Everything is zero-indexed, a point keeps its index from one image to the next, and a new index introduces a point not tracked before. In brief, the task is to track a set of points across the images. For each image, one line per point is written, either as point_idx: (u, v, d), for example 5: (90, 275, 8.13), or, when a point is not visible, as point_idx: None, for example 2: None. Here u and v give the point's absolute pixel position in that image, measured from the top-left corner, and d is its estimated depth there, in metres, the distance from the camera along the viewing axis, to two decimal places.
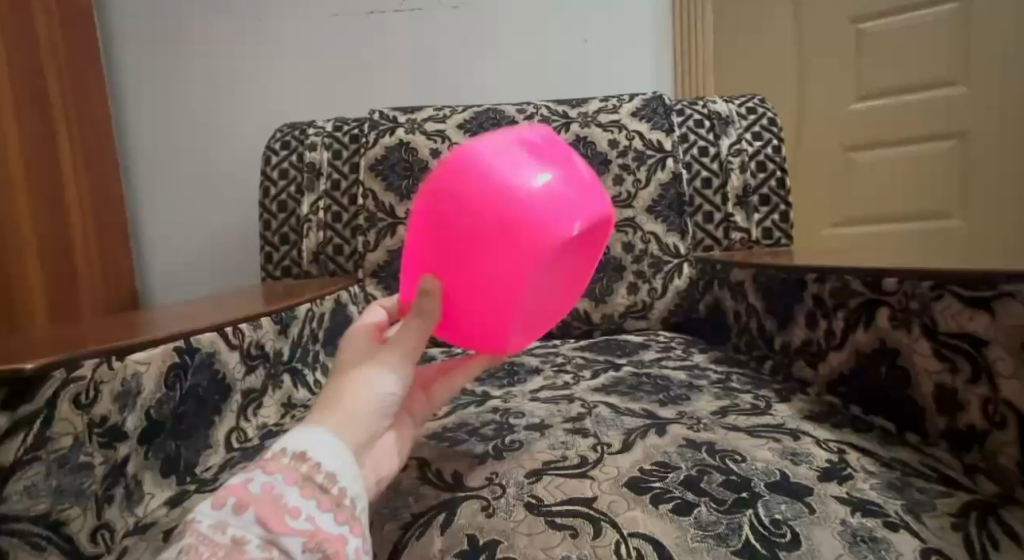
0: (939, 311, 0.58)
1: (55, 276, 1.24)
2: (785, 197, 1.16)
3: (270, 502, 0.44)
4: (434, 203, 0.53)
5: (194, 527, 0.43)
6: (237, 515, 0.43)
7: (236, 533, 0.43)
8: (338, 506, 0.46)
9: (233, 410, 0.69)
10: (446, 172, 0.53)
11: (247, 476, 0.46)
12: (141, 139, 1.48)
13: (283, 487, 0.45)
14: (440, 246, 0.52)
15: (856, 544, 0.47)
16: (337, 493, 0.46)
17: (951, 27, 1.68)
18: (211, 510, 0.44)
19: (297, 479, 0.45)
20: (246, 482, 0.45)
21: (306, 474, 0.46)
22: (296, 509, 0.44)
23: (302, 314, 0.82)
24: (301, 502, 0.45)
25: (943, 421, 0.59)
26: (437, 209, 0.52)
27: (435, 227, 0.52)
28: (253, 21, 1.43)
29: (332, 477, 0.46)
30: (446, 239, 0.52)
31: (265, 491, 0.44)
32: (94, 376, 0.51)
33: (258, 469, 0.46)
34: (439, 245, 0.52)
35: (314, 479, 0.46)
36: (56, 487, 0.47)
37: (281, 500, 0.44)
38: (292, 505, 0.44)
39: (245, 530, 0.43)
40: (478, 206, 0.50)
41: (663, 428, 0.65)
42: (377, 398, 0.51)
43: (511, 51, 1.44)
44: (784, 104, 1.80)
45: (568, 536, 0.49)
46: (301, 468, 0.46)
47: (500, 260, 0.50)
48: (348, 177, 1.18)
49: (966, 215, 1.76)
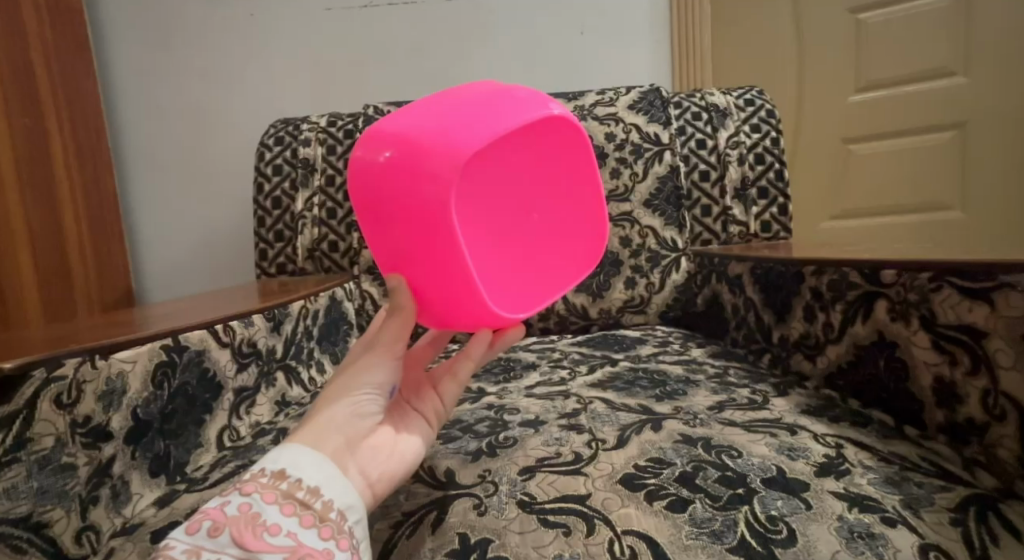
0: (938, 303, 0.58)
1: (49, 275, 1.23)
2: (783, 190, 1.15)
3: (247, 521, 0.43)
4: (409, 191, 0.50)
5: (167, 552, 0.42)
6: (212, 539, 0.42)
7: (210, 557, 0.42)
8: (322, 520, 0.45)
9: (225, 408, 0.68)
10: (383, 148, 0.52)
11: (224, 497, 0.45)
12: (135, 137, 1.47)
13: (261, 506, 0.44)
14: (428, 230, 0.50)
15: (851, 540, 0.46)
16: (321, 507, 0.45)
17: (952, 18, 1.66)
18: (185, 535, 0.43)
19: (277, 497, 0.45)
20: (222, 504, 0.44)
21: (287, 491, 0.45)
22: (276, 527, 0.43)
23: (295, 311, 0.81)
24: (282, 519, 0.44)
25: (942, 414, 0.59)
26: (415, 195, 0.50)
27: (373, 201, 0.53)
28: (246, 17, 1.42)
29: (315, 492, 0.46)
30: (380, 206, 0.52)
31: (242, 511, 0.44)
32: (77, 375, 0.50)
33: (236, 491, 0.45)
34: (382, 214, 0.52)
35: (295, 495, 0.45)
36: (38, 489, 0.47)
37: (259, 518, 0.44)
38: (271, 522, 0.43)
39: (221, 552, 0.42)
40: (397, 157, 0.51)
41: (658, 424, 0.64)
42: (357, 403, 0.50)
43: (506, 44, 1.43)
44: (782, 97, 1.79)
45: (561, 534, 0.48)
46: (281, 486, 0.45)
47: (432, 193, 0.50)
48: (342, 173, 1.17)
49: (965, 206, 1.75)
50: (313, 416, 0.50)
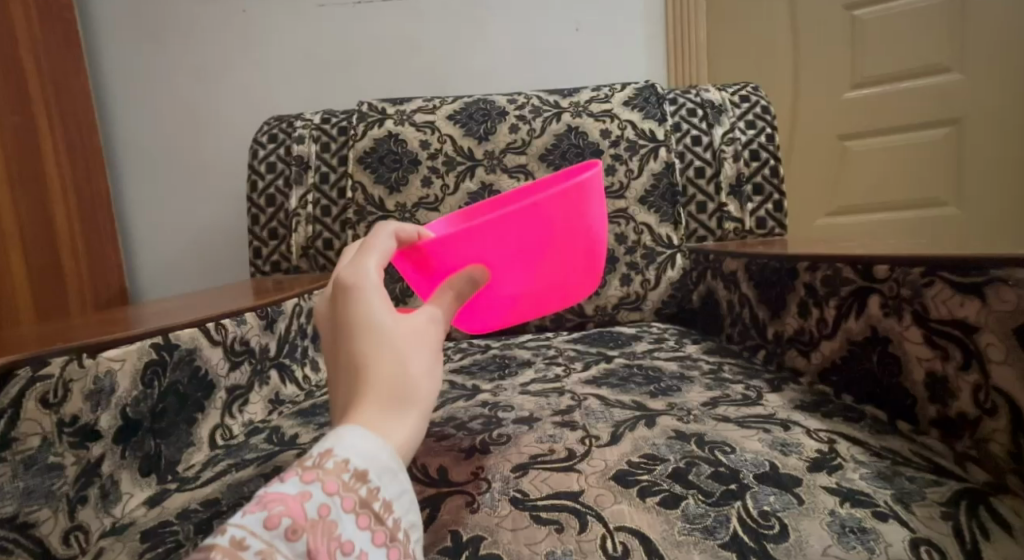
0: (930, 297, 0.57)
1: (41, 275, 1.22)
2: (779, 186, 1.14)
3: (325, 530, 0.37)
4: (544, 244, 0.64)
5: (233, 546, 0.35)
6: (290, 543, 0.36)
7: None
8: (392, 539, 0.40)
9: (217, 406, 0.67)
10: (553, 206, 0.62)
11: (306, 486, 0.38)
12: (128, 137, 1.46)
13: (339, 513, 0.38)
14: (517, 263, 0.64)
15: (843, 534, 0.46)
16: (392, 525, 0.40)
17: (946, 14, 1.66)
18: (263, 529, 0.36)
19: (354, 505, 0.39)
20: (303, 498, 0.38)
21: (363, 500, 0.39)
22: (349, 544, 0.38)
23: (289, 308, 0.80)
24: (356, 535, 0.38)
25: (935, 409, 0.59)
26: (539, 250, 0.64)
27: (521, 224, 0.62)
28: (238, 13, 1.41)
29: (388, 506, 0.40)
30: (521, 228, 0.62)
31: (321, 516, 0.37)
32: (64, 374, 0.50)
33: (316, 482, 0.38)
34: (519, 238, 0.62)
35: (371, 505, 0.39)
36: (24, 489, 0.47)
37: (336, 529, 0.38)
38: (345, 539, 0.38)
39: None
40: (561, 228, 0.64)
41: (652, 420, 0.64)
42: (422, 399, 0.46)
43: (501, 40, 1.43)
44: (776, 93, 1.79)
45: (553, 531, 0.48)
46: (360, 492, 0.39)
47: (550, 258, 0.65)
48: (336, 170, 1.17)
49: (960, 202, 1.76)
50: (404, 405, 0.45)
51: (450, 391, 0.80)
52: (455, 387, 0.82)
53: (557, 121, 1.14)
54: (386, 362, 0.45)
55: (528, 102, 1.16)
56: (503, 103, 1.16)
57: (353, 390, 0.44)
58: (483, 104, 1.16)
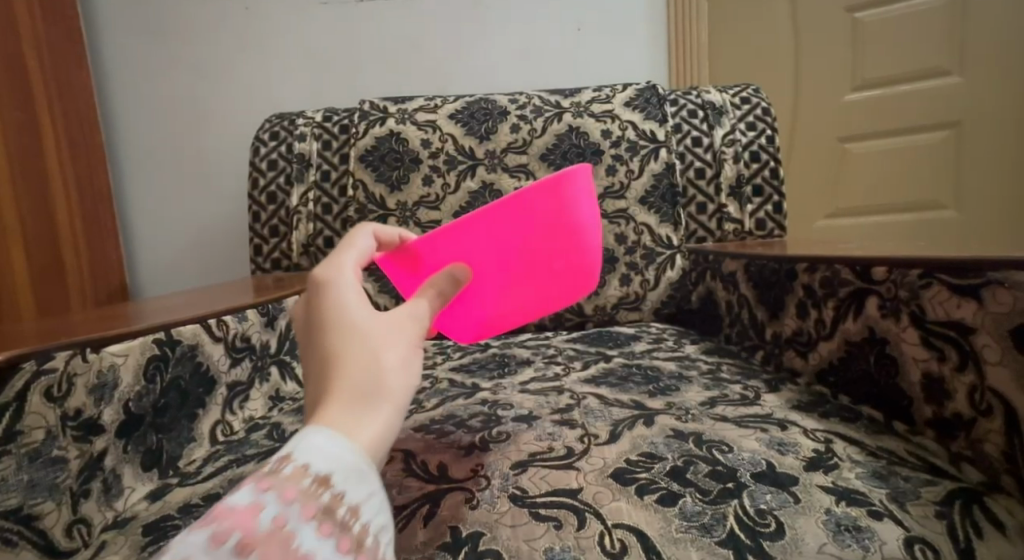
0: (927, 299, 0.58)
1: (41, 270, 1.23)
2: (778, 188, 1.15)
3: (282, 541, 0.36)
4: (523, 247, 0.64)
5: None
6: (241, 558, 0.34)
7: None
8: (359, 547, 0.38)
9: (218, 402, 0.68)
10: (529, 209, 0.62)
11: (259, 497, 0.37)
12: (129, 133, 1.46)
13: (297, 522, 0.36)
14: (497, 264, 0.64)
15: (838, 533, 0.47)
16: (359, 531, 0.38)
17: (946, 17, 1.67)
18: (210, 545, 0.35)
19: (314, 514, 0.37)
20: (255, 510, 0.36)
21: (324, 507, 0.38)
22: (311, 555, 0.36)
23: (290, 305, 0.81)
24: (316, 543, 0.36)
25: (930, 410, 0.59)
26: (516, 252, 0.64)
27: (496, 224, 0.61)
28: (241, 10, 1.41)
29: (354, 512, 0.38)
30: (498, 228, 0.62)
31: (276, 527, 0.36)
32: (68, 368, 0.51)
33: (270, 493, 0.37)
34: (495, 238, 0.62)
35: (333, 513, 0.38)
36: (29, 482, 0.47)
37: (294, 539, 0.36)
38: (305, 549, 0.36)
39: None
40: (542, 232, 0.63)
41: (651, 419, 0.65)
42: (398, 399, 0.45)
43: (503, 40, 1.43)
44: (776, 95, 1.79)
45: (552, 528, 0.48)
46: (319, 500, 0.38)
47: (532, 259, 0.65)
48: (338, 169, 1.17)
49: (959, 206, 1.76)
50: (376, 401, 0.44)
51: (449, 389, 0.80)
52: (454, 385, 0.82)
53: (559, 122, 1.14)
54: (356, 360, 0.45)
55: (530, 101, 1.17)
56: (505, 102, 1.17)
57: (323, 391, 0.44)
58: (484, 104, 1.16)
